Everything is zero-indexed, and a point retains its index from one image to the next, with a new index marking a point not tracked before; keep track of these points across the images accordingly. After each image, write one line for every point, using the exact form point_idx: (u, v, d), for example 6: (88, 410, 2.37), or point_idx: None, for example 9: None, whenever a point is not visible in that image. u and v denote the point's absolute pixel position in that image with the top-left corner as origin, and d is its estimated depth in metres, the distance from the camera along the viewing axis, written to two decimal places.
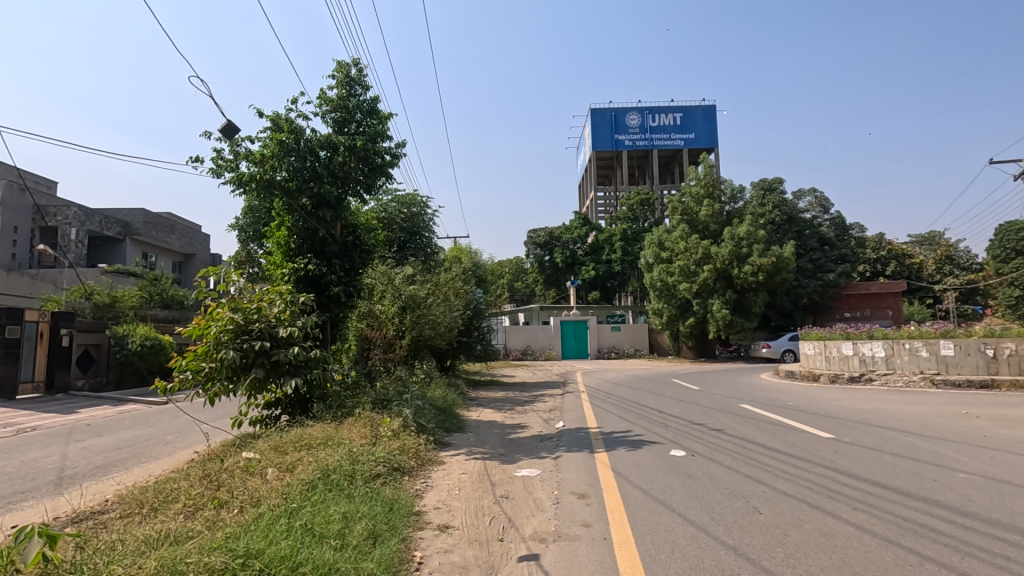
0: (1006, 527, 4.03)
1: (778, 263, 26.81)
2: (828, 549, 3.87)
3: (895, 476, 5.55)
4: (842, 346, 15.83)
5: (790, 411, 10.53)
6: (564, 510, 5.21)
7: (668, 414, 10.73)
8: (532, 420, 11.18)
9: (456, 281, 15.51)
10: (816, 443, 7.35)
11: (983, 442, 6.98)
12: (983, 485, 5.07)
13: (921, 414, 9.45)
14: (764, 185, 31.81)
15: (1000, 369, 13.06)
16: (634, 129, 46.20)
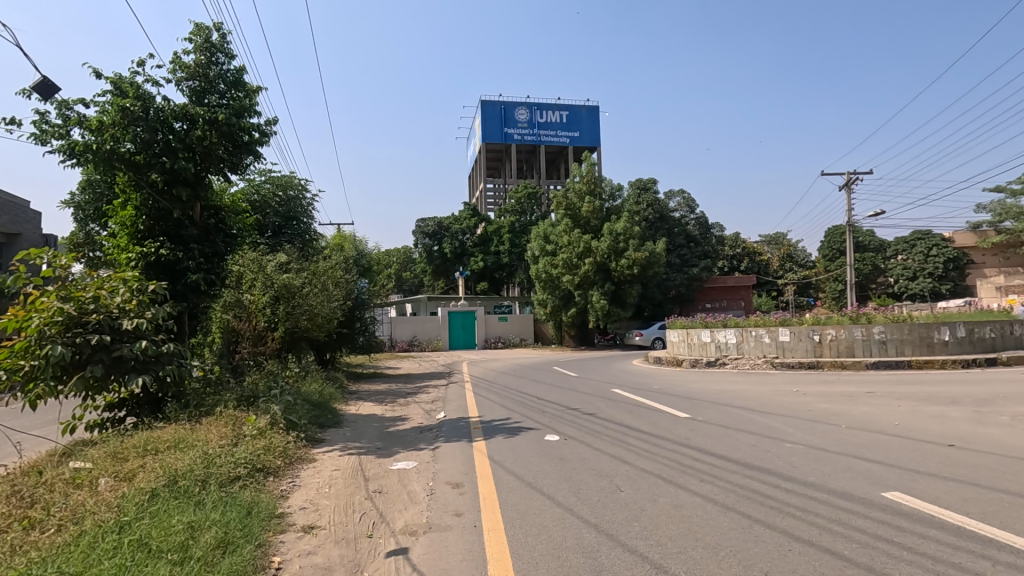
0: (817, 487, 4.68)
1: (651, 257, 28.80)
2: (676, 519, 4.23)
3: (736, 449, 6.22)
4: (701, 333, 17.47)
5: (656, 394, 11.42)
6: (437, 501, 5.19)
7: (547, 401, 11.11)
8: (413, 411, 11.03)
9: (336, 270, 14.72)
10: (674, 422, 8.03)
11: (806, 415, 8.07)
12: (803, 452, 5.86)
13: (761, 393, 10.72)
14: (640, 184, 33.90)
15: (824, 352, 15.18)
16: (522, 124, 47.06)
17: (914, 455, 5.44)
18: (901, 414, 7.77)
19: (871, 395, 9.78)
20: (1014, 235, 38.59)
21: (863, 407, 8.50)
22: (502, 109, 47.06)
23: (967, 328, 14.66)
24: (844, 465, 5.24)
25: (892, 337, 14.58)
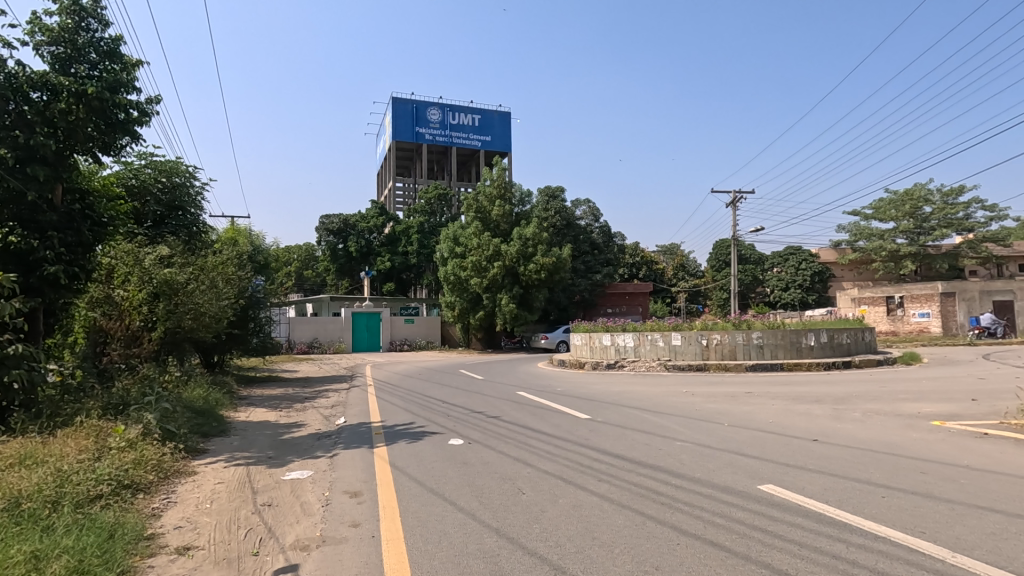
0: (703, 482, 5.00)
1: (558, 263, 29.49)
2: (575, 519, 4.33)
3: (631, 448, 6.51)
4: (602, 337, 18.24)
5: (558, 396, 11.72)
6: (332, 512, 4.92)
7: (451, 404, 11.01)
8: (311, 417, 10.46)
9: (228, 266, 13.60)
10: (575, 423, 8.27)
11: (694, 415, 8.64)
12: (691, 449, 6.27)
13: (655, 394, 11.34)
14: (549, 191, 34.75)
15: (710, 355, 16.40)
16: (434, 124, 46.52)
17: (784, 450, 6.00)
18: (774, 412, 8.56)
19: (750, 394, 10.69)
20: (865, 254, 44.20)
21: (743, 406, 9.26)
22: (413, 108, 46.24)
23: (827, 335, 16.54)
24: (726, 461, 5.65)
25: (768, 341, 16.12)
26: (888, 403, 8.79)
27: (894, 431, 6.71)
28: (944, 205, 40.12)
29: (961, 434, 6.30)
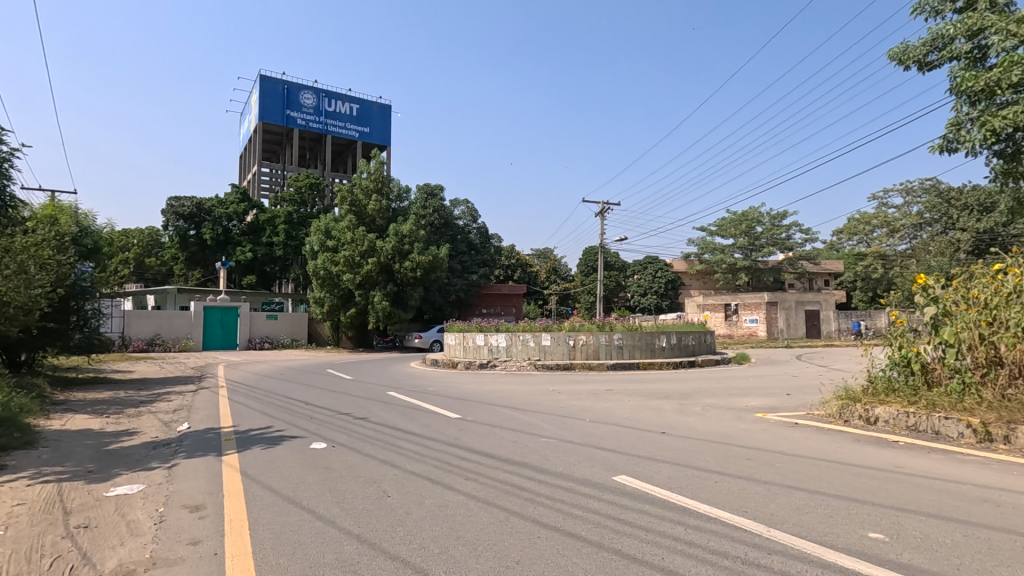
0: (564, 476, 5.23)
1: (434, 262, 29.16)
2: (440, 519, 4.29)
3: (499, 446, 6.62)
4: (476, 337, 18.42)
5: (430, 395, 11.61)
6: (168, 530, 4.37)
7: (315, 406, 10.39)
8: (146, 423, 9.24)
9: (43, 249, 11.52)
10: (445, 423, 8.22)
11: (559, 412, 9.05)
12: (555, 445, 6.54)
13: (524, 392, 11.68)
14: (427, 189, 34.32)
15: (576, 355, 17.32)
16: (307, 109, 43.68)
17: (637, 442, 6.49)
18: (630, 408, 9.24)
19: (610, 392, 11.47)
20: (710, 266, 49.71)
21: (603, 403, 9.88)
22: (284, 88, 42.99)
23: (676, 337, 18.32)
24: (586, 455, 5.98)
25: (626, 342, 17.44)
26: (724, 398, 9.95)
27: (727, 422, 7.59)
28: (772, 227, 46.46)
29: (778, 424, 7.29)
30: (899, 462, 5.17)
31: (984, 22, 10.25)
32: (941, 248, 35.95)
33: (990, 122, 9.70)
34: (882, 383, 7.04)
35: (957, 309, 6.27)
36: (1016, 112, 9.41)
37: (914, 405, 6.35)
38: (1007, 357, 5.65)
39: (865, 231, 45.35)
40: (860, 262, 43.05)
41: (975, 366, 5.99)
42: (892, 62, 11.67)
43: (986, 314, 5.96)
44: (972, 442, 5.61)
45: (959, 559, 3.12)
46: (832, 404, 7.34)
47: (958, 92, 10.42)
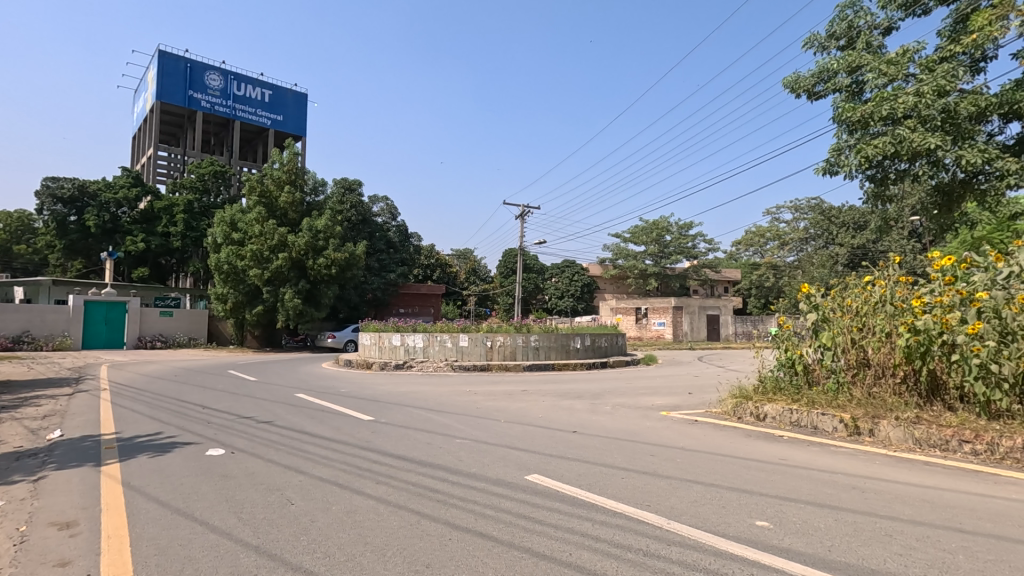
0: (478, 477, 5.23)
1: (350, 259, 28.08)
2: (347, 526, 4.13)
3: (412, 448, 6.51)
4: (392, 337, 18.01)
5: (341, 397, 11.20)
6: (30, 551, 3.88)
7: (213, 409, 9.67)
8: (9, 432, 8.16)
9: None
10: (357, 425, 7.96)
11: (475, 412, 9.04)
12: (469, 446, 6.53)
13: (440, 393, 11.56)
14: (344, 183, 32.99)
15: (493, 356, 17.42)
16: (214, 91, 40.68)
17: (549, 442, 6.63)
18: (544, 408, 9.42)
19: (525, 392, 11.62)
20: (623, 271, 51.93)
21: (518, 403, 10.01)
22: (187, 67, 39.75)
23: (589, 339, 18.95)
24: (499, 455, 6.02)
25: (542, 344, 17.79)
26: (632, 397, 10.41)
27: (635, 420, 7.94)
28: (680, 236, 49.34)
29: (680, 421, 7.75)
30: (783, 454, 5.65)
31: (861, 60, 11.56)
32: (823, 261, 39.88)
33: (865, 149, 10.90)
34: (771, 382, 7.68)
35: (834, 316, 6.95)
36: (885, 142, 10.66)
37: (797, 402, 6.96)
38: (874, 359, 6.34)
39: (760, 242, 49.38)
40: (756, 271, 46.78)
41: (847, 367, 6.67)
42: (786, 90, 12.79)
43: (856, 321, 6.65)
44: (843, 436, 6.25)
45: (832, 541, 3.45)
46: (728, 402, 7.90)
47: (839, 121, 11.62)
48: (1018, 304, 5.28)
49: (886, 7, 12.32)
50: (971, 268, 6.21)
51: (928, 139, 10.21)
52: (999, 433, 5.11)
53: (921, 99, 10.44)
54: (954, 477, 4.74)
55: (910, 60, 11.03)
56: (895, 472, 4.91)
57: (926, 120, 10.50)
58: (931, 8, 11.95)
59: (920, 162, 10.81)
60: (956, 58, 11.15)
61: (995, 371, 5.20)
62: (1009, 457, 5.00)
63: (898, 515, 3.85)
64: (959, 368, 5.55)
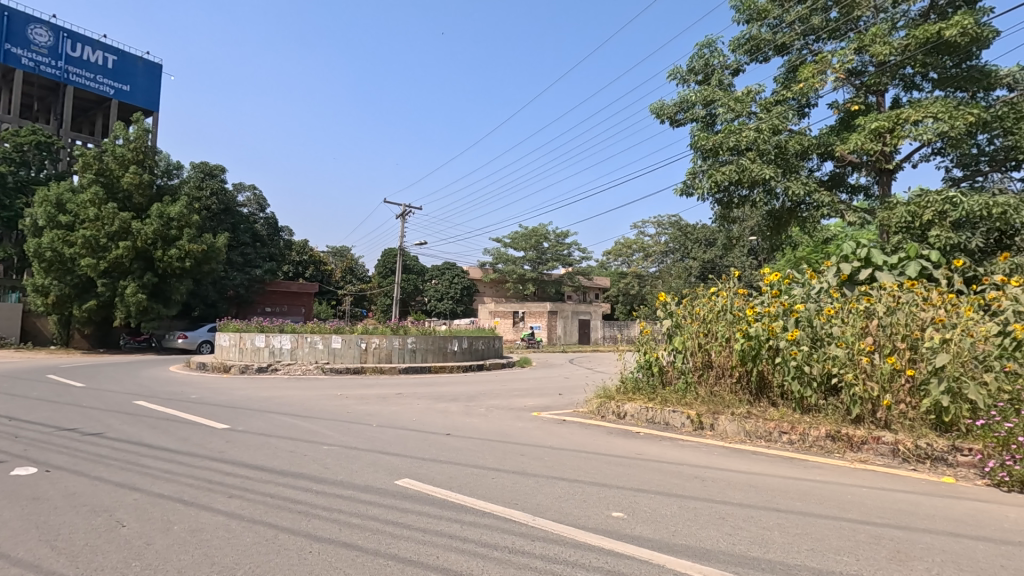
0: (345, 485, 5.00)
1: (209, 251, 25.44)
2: (191, 547, 3.74)
3: (272, 457, 6.06)
4: (255, 338, 16.65)
5: (192, 403, 10.11)
6: None
7: (23, 422, 8.20)
8: None
9: None
10: (209, 435, 7.23)
11: (345, 417, 8.65)
12: (338, 452, 6.23)
13: (307, 398, 10.91)
14: (204, 168, 29.85)
15: (368, 359, 16.84)
16: (40, 49, 34.80)
17: (422, 445, 6.56)
18: (418, 411, 9.30)
19: (400, 396, 11.37)
20: (502, 275, 53.07)
21: (392, 407, 9.78)
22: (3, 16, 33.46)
23: (466, 342, 19.09)
24: (369, 461, 5.82)
25: (420, 346, 17.58)
26: (506, 399, 10.65)
27: (507, 422, 8.13)
28: (557, 243, 51.60)
29: (550, 421, 8.09)
30: (639, 449, 6.14)
31: (714, 95, 13.03)
32: (680, 272, 44.07)
33: (715, 175, 12.27)
34: (631, 383, 8.33)
35: (685, 322, 7.68)
36: (731, 171, 12.10)
37: (653, 401, 7.62)
38: (716, 361, 7.13)
39: (628, 253, 53.24)
40: (623, 280, 50.35)
41: (694, 368, 7.42)
42: (653, 115, 13.96)
43: (703, 327, 7.40)
44: (689, 430, 6.96)
45: (675, 526, 3.82)
46: (593, 401, 8.42)
47: (696, 147, 12.96)
48: (825, 315, 6.24)
49: (735, 51, 13.97)
50: (793, 283, 7.23)
51: (764, 170, 11.79)
52: (809, 424, 6.01)
53: (760, 135, 12.00)
54: (773, 463, 5.50)
55: (752, 100, 12.62)
56: (728, 461, 5.56)
57: (762, 153, 12.07)
58: (769, 56, 13.77)
59: (758, 190, 12.40)
60: (787, 102, 12.96)
61: (807, 372, 6.10)
62: (816, 445, 5.88)
63: (729, 499, 4.37)
64: (781, 369, 6.43)
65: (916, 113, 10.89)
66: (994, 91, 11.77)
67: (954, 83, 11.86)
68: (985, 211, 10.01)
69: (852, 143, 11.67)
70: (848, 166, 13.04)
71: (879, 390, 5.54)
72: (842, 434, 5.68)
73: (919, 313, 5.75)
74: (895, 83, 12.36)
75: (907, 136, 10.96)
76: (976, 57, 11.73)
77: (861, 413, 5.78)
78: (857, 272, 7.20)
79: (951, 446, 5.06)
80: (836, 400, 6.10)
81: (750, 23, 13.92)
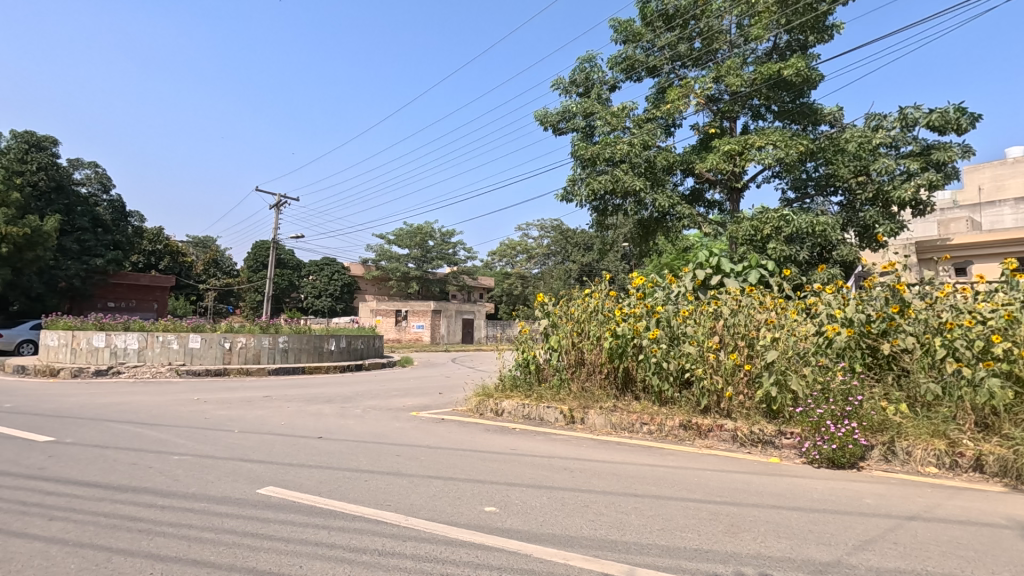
0: (198, 497, 4.56)
1: (34, 236, 21.80)
2: None
3: (108, 472, 5.35)
4: (92, 337, 14.56)
5: (5, 414, 8.58)
6: None
7: None
8: None
9: None
10: (25, 450, 6.19)
11: (201, 424, 7.88)
12: (190, 463, 5.66)
13: (156, 404, 9.78)
14: (30, 138, 25.60)
15: (232, 359, 15.52)
16: None
17: (290, 450, 6.19)
18: (287, 414, 8.74)
19: (267, 399, 10.60)
20: (385, 273, 51.74)
21: (257, 411, 9.08)
22: None
23: (345, 341, 18.37)
24: (227, 470, 5.36)
25: (293, 346, 16.61)
26: (384, 400, 10.39)
27: (384, 422, 7.94)
28: (442, 242, 51.38)
29: (428, 420, 8.05)
30: (514, 445, 6.32)
31: (593, 108, 13.81)
32: (560, 275, 46.05)
33: (592, 183, 13.03)
34: (509, 381, 8.55)
35: (560, 321, 8.01)
36: (607, 180, 12.92)
37: (529, 398, 7.89)
38: (587, 358, 7.57)
39: (512, 254, 54.48)
40: (507, 280, 51.49)
41: (568, 365, 7.81)
42: (537, 122, 14.45)
43: (576, 326, 7.78)
44: (562, 425, 7.31)
45: (544, 516, 4.00)
46: (472, 400, 8.52)
47: (575, 156, 13.66)
48: (681, 316, 6.86)
49: (613, 69, 14.93)
50: (655, 286, 7.86)
51: (635, 182, 12.75)
52: (665, 415, 6.59)
53: (632, 149, 12.90)
54: (634, 451, 5.97)
55: (626, 115, 13.54)
56: (595, 452, 5.93)
57: (634, 165, 13.01)
58: (642, 76, 14.88)
59: (630, 200, 13.37)
60: (656, 120, 14.09)
61: (665, 368, 6.69)
62: (671, 433, 6.48)
63: (593, 488, 4.66)
64: (643, 365, 6.98)
65: (760, 139, 12.40)
66: (820, 126, 13.76)
67: (790, 116, 13.68)
68: (810, 228, 11.71)
69: (710, 163, 13.02)
70: (705, 182, 14.48)
71: (722, 382, 6.26)
72: (693, 423, 6.32)
73: (756, 315, 6.53)
74: (745, 112, 13.95)
75: (753, 159, 12.47)
76: (806, 96, 13.61)
77: (708, 404, 6.47)
78: (709, 278, 8.01)
79: (778, 430, 5.83)
80: (688, 393, 6.75)
81: (626, 44, 14.91)
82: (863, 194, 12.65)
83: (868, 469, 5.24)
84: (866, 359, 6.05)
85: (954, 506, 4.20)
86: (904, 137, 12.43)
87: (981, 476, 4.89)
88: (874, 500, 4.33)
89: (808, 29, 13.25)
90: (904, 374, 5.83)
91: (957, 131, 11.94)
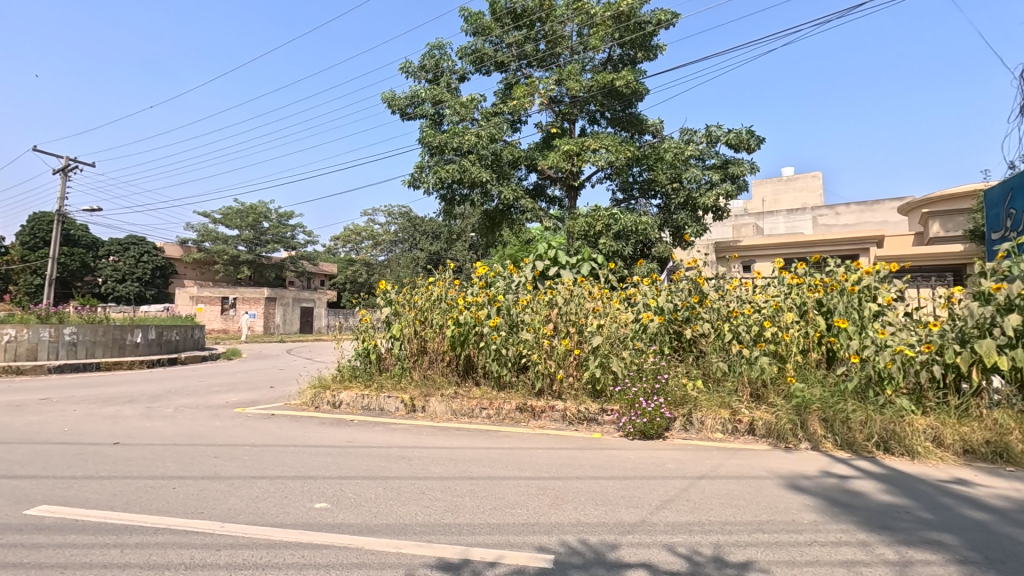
0: None
1: None
2: None
3: None
4: None
5: None
6: None
7: None
8: None
9: None
10: None
11: None
12: None
13: None
14: None
15: None
16: None
17: (74, 460, 5.24)
18: (73, 418, 7.39)
19: (45, 402, 8.83)
20: (209, 256, 46.32)
21: (31, 417, 7.55)
22: None
23: (155, 332, 16.09)
24: None
25: (84, 338, 14.05)
26: (201, 396, 9.31)
27: (201, 421, 7.12)
28: (278, 224, 47.38)
29: (255, 416, 7.39)
30: (349, 437, 6.10)
31: (442, 95, 13.75)
32: (408, 262, 45.38)
33: (440, 172, 12.99)
34: (348, 370, 8.22)
35: (403, 310, 7.86)
36: (454, 169, 13.00)
37: (369, 388, 7.68)
38: (430, 346, 7.58)
39: (356, 240, 52.08)
40: (351, 267, 49.46)
41: (410, 354, 7.74)
42: (384, 104, 13.97)
43: (419, 314, 7.70)
44: (403, 413, 7.25)
45: (377, 507, 3.92)
46: (306, 392, 8.05)
47: (423, 142, 13.49)
48: (520, 304, 7.15)
49: (463, 59, 15.01)
50: (497, 275, 8.05)
51: (481, 173, 13.03)
52: (504, 398, 6.89)
53: (479, 140, 13.12)
54: (474, 435, 6.13)
55: (475, 107, 13.74)
56: (434, 439, 5.96)
57: (482, 157, 13.28)
58: (491, 70, 15.18)
59: (476, 191, 13.64)
60: (502, 114, 14.49)
61: (504, 354, 6.98)
62: (508, 416, 6.78)
63: (430, 474, 4.69)
64: (484, 352, 7.18)
65: (595, 142, 13.42)
66: (644, 135, 15.35)
67: (621, 124, 15.03)
68: (634, 227, 13.04)
69: (551, 161, 13.78)
70: (547, 179, 15.31)
71: (555, 366, 6.73)
72: (528, 405, 6.69)
73: (585, 304, 7.05)
74: (583, 115, 14.95)
75: (589, 160, 13.48)
76: (634, 106, 15.05)
77: (542, 387, 6.89)
78: (547, 269, 8.47)
79: (600, 409, 6.45)
80: (524, 377, 7.11)
81: (476, 35, 15.09)
82: (676, 199, 14.39)
83: (670, 437, 6.04)
84: (672, 342, 6.92)
85: (732, 464, 5.03)
86: (709, 152, 14.42)
87: (753, 437, 5.91)
88: (674, 464, 5.00)
89: (636, 46, 14.61)
90: (700, 355, 6.80)
91: (747, 149, 14.17)
